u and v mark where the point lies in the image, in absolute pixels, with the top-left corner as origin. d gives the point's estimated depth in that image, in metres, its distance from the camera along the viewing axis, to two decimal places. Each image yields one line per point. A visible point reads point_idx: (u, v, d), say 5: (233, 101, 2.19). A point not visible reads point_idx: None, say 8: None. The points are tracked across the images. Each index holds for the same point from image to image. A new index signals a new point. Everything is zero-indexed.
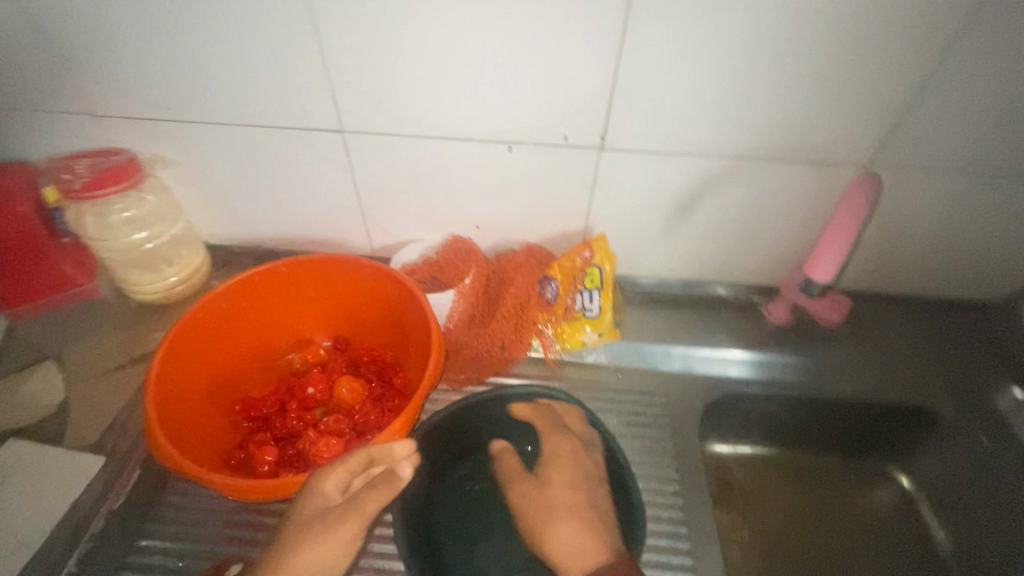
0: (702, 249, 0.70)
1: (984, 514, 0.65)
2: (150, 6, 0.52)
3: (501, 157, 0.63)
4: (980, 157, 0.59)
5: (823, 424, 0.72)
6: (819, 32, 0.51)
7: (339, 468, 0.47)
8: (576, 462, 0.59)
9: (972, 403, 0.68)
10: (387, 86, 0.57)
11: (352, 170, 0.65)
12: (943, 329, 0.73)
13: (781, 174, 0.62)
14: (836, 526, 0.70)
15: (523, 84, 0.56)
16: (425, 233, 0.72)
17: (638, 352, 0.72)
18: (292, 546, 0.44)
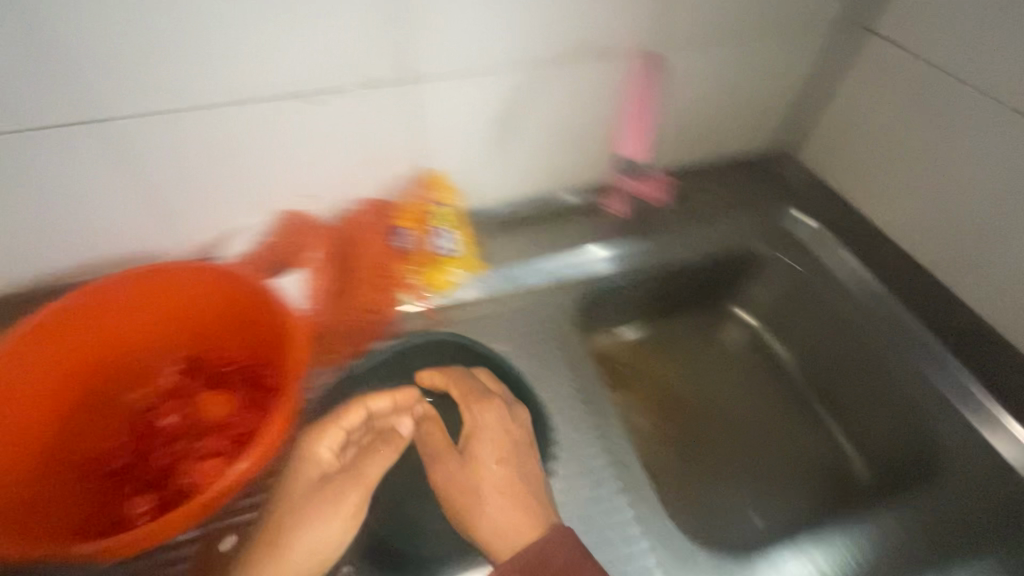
0: (538, 162, 0.73)
1: (805, 321, 0.79)
2: None
3: (306, 112, 0.57)
4: (738, 21, 0.67)
5: (677, 289, 0.81)
6: None
7: (333, 434, 0.55)
8: (501, 429, 0.57)
9: (778, 235, 0.80)
10: (134, 54, 0.48)
11: (129, 163, 0.55)
12: (749, 180, 0.84)
13: (584, 73, 0.65)
14: (706, 369, 0.82)
15: (301, 25, 0.51)
16: (255, 218, 0.65)
17: (508, 276, 0.73)
18: (302, 507, 0.50)
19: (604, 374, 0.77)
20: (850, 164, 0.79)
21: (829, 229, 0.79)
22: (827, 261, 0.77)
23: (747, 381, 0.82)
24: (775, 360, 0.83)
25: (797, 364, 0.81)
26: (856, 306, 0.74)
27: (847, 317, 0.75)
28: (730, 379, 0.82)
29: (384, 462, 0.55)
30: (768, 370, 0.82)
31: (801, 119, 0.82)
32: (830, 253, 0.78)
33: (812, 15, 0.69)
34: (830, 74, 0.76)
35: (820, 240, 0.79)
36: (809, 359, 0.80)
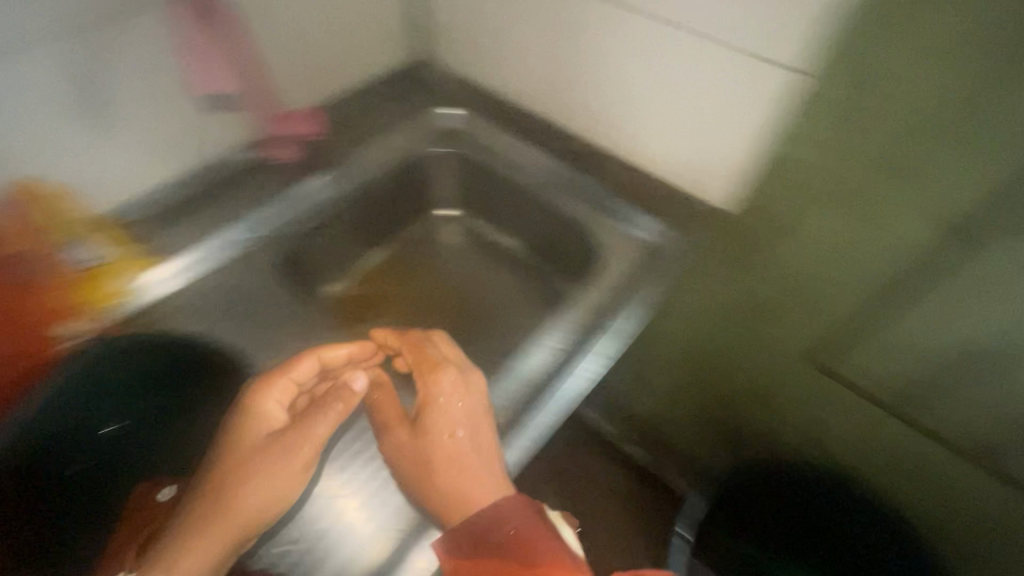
0: (162, 136, 0.68)
1: (496, 200, 0.90)
2: None
3: None
4: None
5: (377, 212, 0.86)
6: None
7: (277, 387, 0.56)
8: (457, 388, 0.58)
9: (442, 133, 0.89)
10: None
11: None
12: (401, 95, 0.91)
13: (146, 29, 0.61)
14: (436, 272, 0.92)
15: None
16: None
17: (190, 261, 0.69)
18: (243, 470, 0.51)
19: (338, 317, 0.83)
20: (468, 56, 0.89)
21: (480, 115, 0.88)
22: (487, 142, 0.87)
23: (477, 271, 0.92)
24: (495, 244, 0.93)
25: (513, 240, 0.92)
26: (521, 172, 0.84)
27: (519, 185, 0.84)
28: (461, 275, 0.92)
29: (333, 418, 0.53)
30: (491, 255, 0.93)
31: (418, 27, 0.91)
32: (488, 135, 0.87)
33: None
34: None
35: (476, 126, 0.88)
36: (517, 231, 0.90)
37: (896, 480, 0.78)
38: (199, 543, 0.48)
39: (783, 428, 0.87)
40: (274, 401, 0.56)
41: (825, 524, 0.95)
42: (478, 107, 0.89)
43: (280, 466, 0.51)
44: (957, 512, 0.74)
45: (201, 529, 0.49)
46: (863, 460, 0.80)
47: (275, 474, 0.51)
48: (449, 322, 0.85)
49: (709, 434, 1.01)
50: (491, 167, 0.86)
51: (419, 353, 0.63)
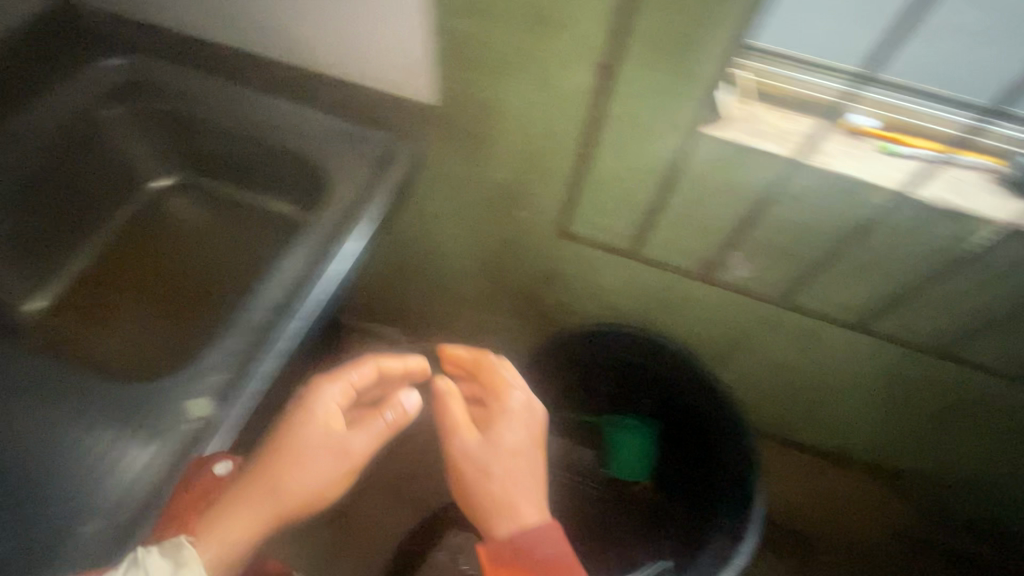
0: None
1: (219, 149, 0.77)
2: None
3: None
4: None
5: (60, 196, 0.72)
6: None
7: (344, 390, 0.57)
8: (525, 419, 0.62)
9: (121, 87, 0.73)
10: None
11: None
12: (48, 53, 0.73)
13: None
14: (179, 253, 0.79)
15: None
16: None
17: None
18: (295, 468, 0.51)
19: (42, 338, 0.72)
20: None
21: (160, 60, 0.74)
22: (177, 86, 0.73)
23: (225, 238, 0.80)
24: (239, 202, 0.82)
25: (260, 193, 0.81)
26: (228, 113, 0.72)
27: (231, 128, 0.73)
28: (207, 247, 0.80)
29: (377, 428, 0.55)
30: (238, 216, 0.82)
31: None
32: (174, 78, 0.73)
33: None
34: None
35: (156, 71, 0.73)
36: (257, 181, 0.79)
37: (656, 302, 0.90)
38: (232, 530, 0.49)
39: (563, 287, 0.94)
40: (331, 391, 0.56)
41: (619, 375, 1.03)
42: (156, 51, 0.75)
43: (332, 460, 0.52)
44: (705, 310, 0.87)
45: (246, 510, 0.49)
46: (629, 295, 0.91)
47: (331, 461, 0.52)
48: (189, 285, 0.76)
49: (512, 316, 1.06)
50: (193, 115, 0.73)
51: (386, 374, 0.61)
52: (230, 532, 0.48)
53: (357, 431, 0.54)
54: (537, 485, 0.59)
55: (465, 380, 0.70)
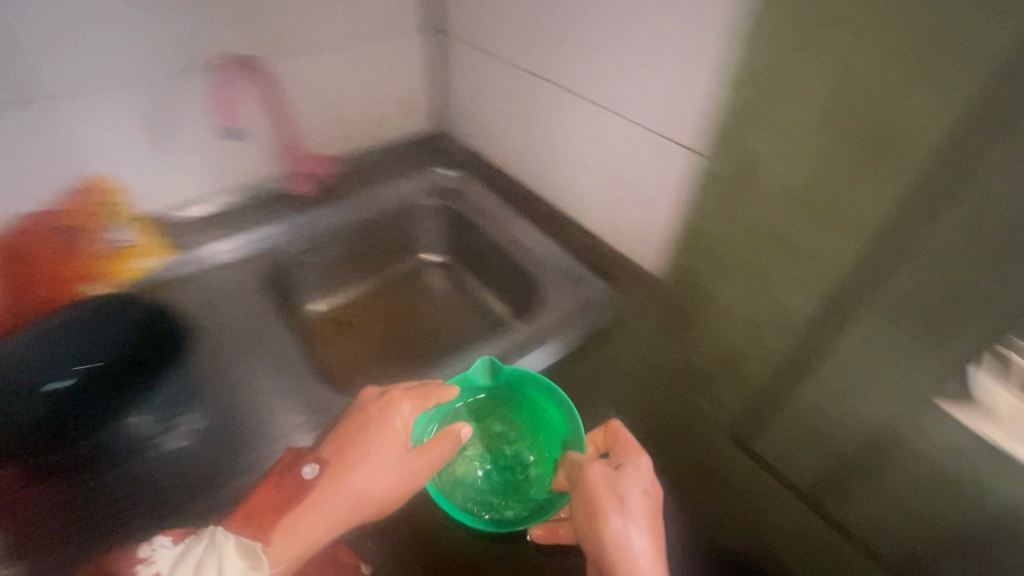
0: (206, 163, 0.86)
1: (479, 252, 0.97)
2: None
3: None
4: (352, 48, 0.90)
5: (359, 248, 0.98)
6: None
7: (414, 386, 0.64)
8: (652, 483, 0.61)
9: (438, 189, 1.01)
10: None
11: None
12: (411, 153, 1.06)
13: (200, 83, 0.79)
14: (385, 305, 1.01)
15: None
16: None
17: (196, 258, 0.84)
18: (341, 436, 0.60)
19: (317, 332, 0.94)
20: (478, 133, 1.03)
21: (473, 177, 1.01)
22: (478, 198, 0.98)
23: (418, 310, 1.01)
24: (484, 306, 0.99)
25: (488, 295, 1.00)
26: (451, 237, 1.02)
27: (475, 249, 0.98)
28: (403, 309, 1.00)
29: (436, 456, 0.61)
30: (441, 294, 1.03)
31: (434, 111, 1.08)
32: (479, 193, 0.98)
33: (408, 38, 0.95)
34: (437, 83, 1.05)
35: (467, 185, 1.01)
36: (466, 290, 1.02)
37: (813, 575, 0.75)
38: (309, 528, 0.56)
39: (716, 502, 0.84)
40: (404, 409, 0.61)
41: None
42: (470, 173, 1.02)
43: (399, 469, 0.59)
44: None
45: (327, 509, 0.57)
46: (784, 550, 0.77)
47: (405, 480, 0.60)
48: (401, 355, 0.93)
49: None
50: (478, 220, 0.95)
51: (436, 392, 0.64)
52: (309, 528, 0.56)
53: (427, 464, 0.61)
54: (648, 535, 0.57)
55: (617, 484, 0.59)
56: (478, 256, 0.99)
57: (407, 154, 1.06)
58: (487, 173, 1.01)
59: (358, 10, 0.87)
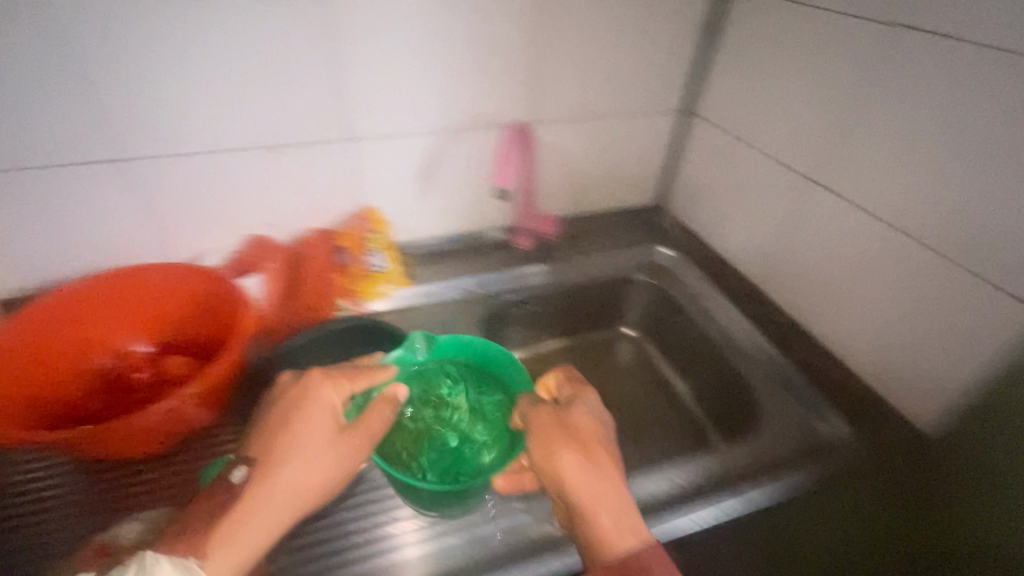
0: (454, 207, 0.94)
1: (686, 343, 0.96)
2: (53, 64, 0.63)
3: (242, 110, 0.73)
4: (608, 122, 0.93)
5: (565, 309, 1.00)
6: (468, 27, 0.76)
7: (332, 367, 0.62)
8: (598, 409, 0.64)
9: (650, 266, 1.01)
10: (283, 62, 0.71)
11: (102, 114, 0.68)
12: (629, 224, 1.06)
13: (477, 139, 0.87)
14: (575, 368, 1.01)
15: (246, 88, 0.72)
16: (195, 173, 0.76)
17: (428, 289, 0.91)
18: (266, 433, 0.57)
19: None
20: (710, 216, 1.01)
21: (690, 264, 1.00)
22: (696, 289, 0.96)
23: (607, 382, 1.00)
24: (676, 397, 0.97)
25: (684, 386, 0.97)
26: (655, 319, 1.02)
27: (684, 340, 0.97)
28: (593, 377, 1.00)
29: (381, 418, 0.60)
30: (633, 371, 1.02)
31: (662, 185, 1.08)
32: (696, 283, 0.97)
33: (662, 117, 0.97)
34: (674, 161, 1.04)
35: (684, 270, 0.99)
36: (659, 375, 1.00)
37: None
38: (242, 542, 0.51)
39: None
40: (325, 394, 0.59)
41: None
42: (690, 258, 1.01)
43: (335, 446, 0.57)
44: None
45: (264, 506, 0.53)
46: None
47: (343, 452, 0.57)
48: None
49: None
50: (696, 313, 0.94)
51: (365, 373, 0.62)
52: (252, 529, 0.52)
53: (366, 429, 0.59)
54: (609, 476, 0.56)
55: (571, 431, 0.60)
56: (684, 342, 0.97)
57: (631, 227, 1.06)
58: (712, 261, 1.01)
59: (625, 88, 0.90)
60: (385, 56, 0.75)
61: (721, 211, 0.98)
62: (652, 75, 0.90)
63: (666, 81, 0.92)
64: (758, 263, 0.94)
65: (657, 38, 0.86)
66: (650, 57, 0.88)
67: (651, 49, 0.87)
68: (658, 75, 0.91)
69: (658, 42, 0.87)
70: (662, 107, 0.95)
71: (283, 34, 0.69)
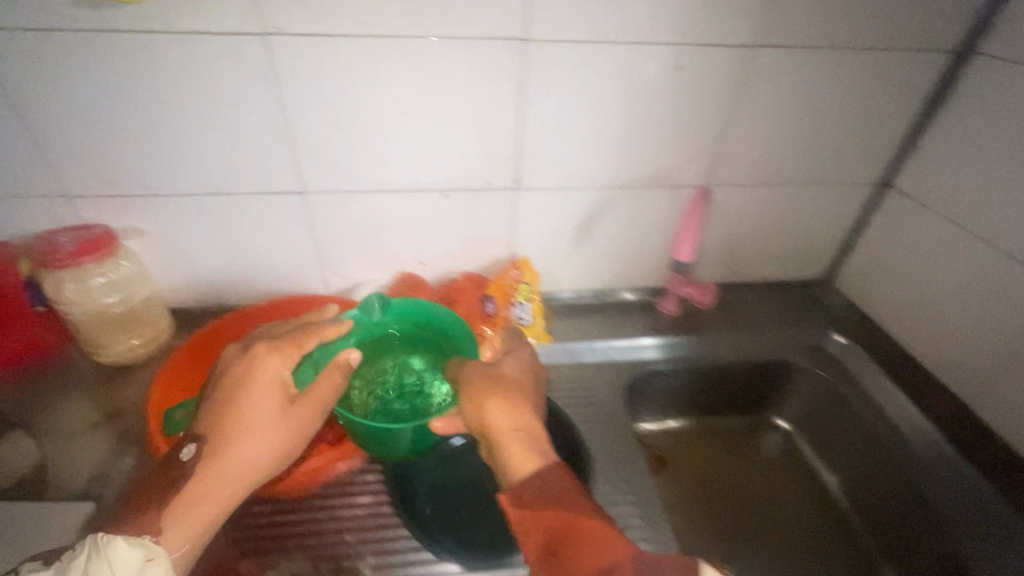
0: (603, 263, 0.89)
1: (852, 448, 0.83)
2: (265, 104, 0.66)
3: (419, 155, 0.73)
4: (786, 190, 0.85)
5: (711, 386, 0.90)
6: (660, 85, 0.71)
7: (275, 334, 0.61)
8: (525, 364, 0.65)
9: (812, 352, 0.90)
10: (468, 112, 0.70)
11: (297, 151, 0.70)
12: (786, 299, 0.96)
13: (645, 197, 0.82)
14: (714, 450, 0.90)
15: (429, 134, 0.71)
16: (366, 212, 0.77)
17: (566, 348, 0.88)
18: (215, 401, 0.57)
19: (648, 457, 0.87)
20: (892, 304, 0.88)
21: (863, 358, 0.87)
22: (868, 387, 0.84)
23: (750, 474, 0.88)
24: (833, 507, 0.84)
25: (845, 497, 0.84)
26: (812, 412, 0.89)
27: (852, 443, 0.83)
28: (734, 466, 0.89)
29: (333, 385, 0.60)
30: (780, 466, 0.89)
31: (831, 261, 0.96)
32: (870, 382, 0.84)
33: (848, 190, 0.86)
34: (851, 238, 0.92)
35: (855, 364, 0.87)
36: (811, 477, 0.88)
37: None
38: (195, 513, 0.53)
39: None
40: (274, 364, 0.58)
41: None
42: (862, 349, 0.88)
43: (281, 414, 0.57)
44: None
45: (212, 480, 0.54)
46: None
47: (292, 421, 0.58)
48: (738, 528, 0.81)
49: None
50: (872, 415, 0.80)
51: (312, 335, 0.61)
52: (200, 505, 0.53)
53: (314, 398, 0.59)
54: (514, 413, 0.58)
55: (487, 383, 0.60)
56: (853, 452, 0.83)
57: (791, 303, 0.95)
58: (891, 356, 0.87)
59: (812, 155, 0.81)
60: (569, 111, 0.72)
61: (909, 301, 0.85)
62: (847, 144, 0.81)
63: (862, 151, 0.82)
64: (969, 380, 0.78)
65: (864, 105, 0.77)
66: (850, 126, 0.79)
67: (853, 117, 0.78)
68: (855, 144, 0.81)
69: (863, 109, 0.77)
70: (852, 179, 0.85)
71: (475, 84, 0.68)
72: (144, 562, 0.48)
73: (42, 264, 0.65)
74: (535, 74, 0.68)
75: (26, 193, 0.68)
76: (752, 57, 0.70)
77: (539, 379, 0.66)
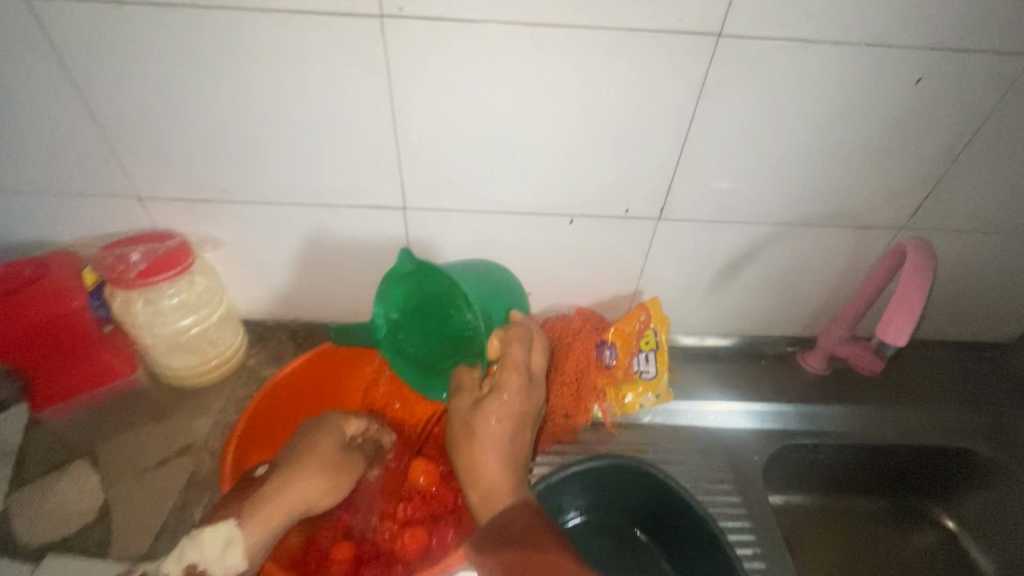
0: (742, 307, 0.74)
1: None
2: (372, 106, 0.53)
3: (548, 175, 0.59)
4: (999, 239, 0.66)
5: (863, 465, 0.74)
6: (876, 102, 0.54)
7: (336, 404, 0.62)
8: (517, 405, 0.50)
9: (1002, 440, 0.72)
10: (618, 127, 0.55)
11: (402, 162, 0.57)
12: (959, 365, 0.79)
13: (816, 238, 0.65)
14: (859, 537, 0.73)
15: (563, 149, 0.57)
16: (475, 234, 0.64)
17: (689, 405, 0.73)
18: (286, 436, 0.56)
19: (789, 541, 0.72)
20: None
21: None
22: None
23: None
24: None
25: None
26: (993, 511, 0.70)
27: None
28: (886, 561, 0.72)
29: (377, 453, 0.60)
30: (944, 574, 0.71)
31: None
32: None
33: None
34: None
35: None
36: None
37: None
38: (273, 511, 0.48)
39: None
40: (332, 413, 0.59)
41: None
42: None
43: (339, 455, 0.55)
44: None
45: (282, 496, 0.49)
46: None
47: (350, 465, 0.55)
48: None
49: None
50: None
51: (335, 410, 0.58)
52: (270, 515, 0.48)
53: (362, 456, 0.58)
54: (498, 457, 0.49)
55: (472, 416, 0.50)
56: None
57: (965, 373, 0.78)
58: None
59: None
60: (748, 130, 0.56)
61: None
62: None
63: None
64: None
65: None
66: None
67: None
68: None
69: None
70: None
71: (634, 93, 0.53)
72: (225, 546, 0.45)
73: (110, 281, 0.56)
74: (722, 77, 0.52)
75: (92, 191, 0.59)
76: (1012, 72, 0.52)
77: (538, 408, 0.52)
